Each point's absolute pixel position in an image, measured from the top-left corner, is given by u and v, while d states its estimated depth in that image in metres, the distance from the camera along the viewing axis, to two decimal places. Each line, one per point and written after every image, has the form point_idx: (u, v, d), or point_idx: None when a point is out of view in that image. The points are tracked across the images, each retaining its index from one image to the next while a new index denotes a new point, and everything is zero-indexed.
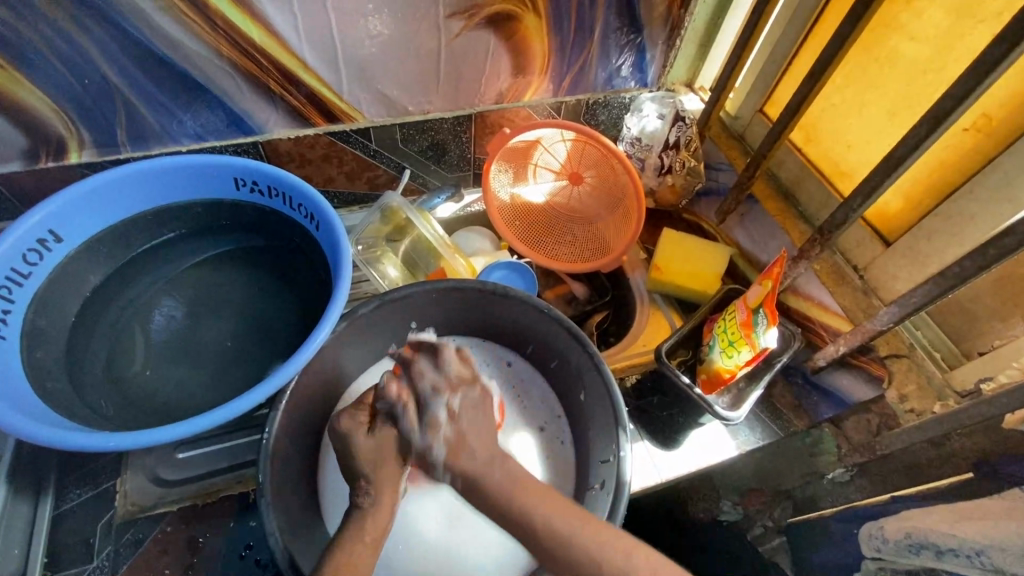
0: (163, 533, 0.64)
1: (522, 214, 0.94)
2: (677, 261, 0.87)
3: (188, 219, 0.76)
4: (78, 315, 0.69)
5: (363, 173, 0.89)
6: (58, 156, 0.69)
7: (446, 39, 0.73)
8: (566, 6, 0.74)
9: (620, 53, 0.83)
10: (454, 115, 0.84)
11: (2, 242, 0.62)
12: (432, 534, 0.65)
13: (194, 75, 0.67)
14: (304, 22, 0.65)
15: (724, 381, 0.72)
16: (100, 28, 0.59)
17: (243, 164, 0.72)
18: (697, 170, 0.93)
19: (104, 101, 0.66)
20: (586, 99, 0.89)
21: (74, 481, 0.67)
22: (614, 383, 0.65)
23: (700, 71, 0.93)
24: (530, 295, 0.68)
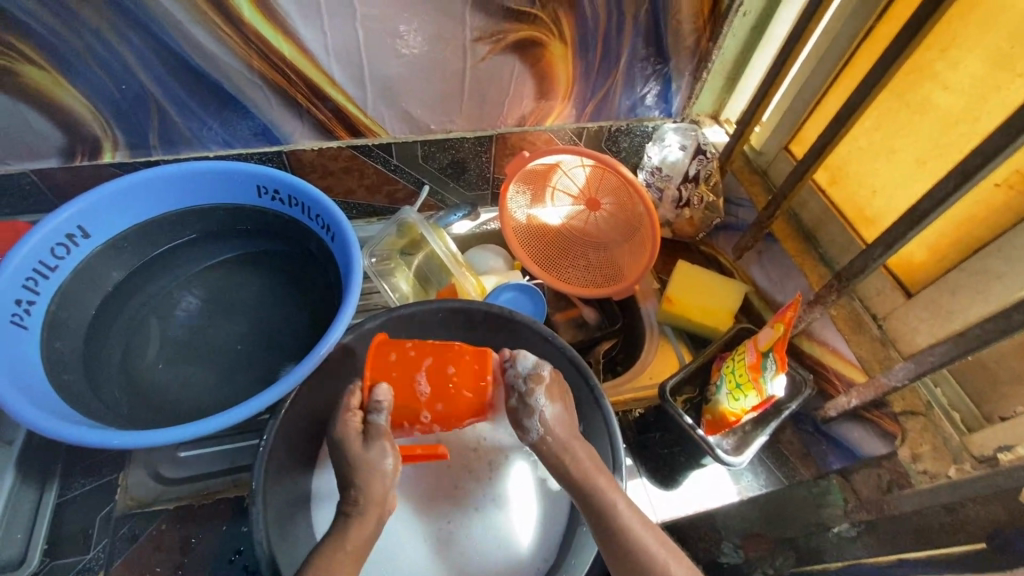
0: (158, 532, 0.64)
1: (538, 235, 0.95)
2: (690, 295, 0.85)
3: (212, 221, 0.78)
4: (99, 310, 0.71)
5: (382, 186, 0.90)
6: (93, 156, 0.72)
7: (472, 62, 0.74)
8: (594, 36, 0.75)
9: (645, 82, 0.83)
10: (475, 135, 0.85)
11: (34, 235, 0.65)
12: (413, 553, 0.64)
13: (227, 86, 0.69)
14: (334, 39, 0.66)
15: (728, 425, 0.69)
16: (141, 38, 0.62)
17: (266, 173, 0.74)
18: (716, 205, 0.91)
19: (139, 106, 0.68)
20: (608, 126, 0.89)
21: (78, 470, 0.68)
22: (614, 421, 0.63)
23: (726, 104, 0.92)
24: (537, 322, 0.68)
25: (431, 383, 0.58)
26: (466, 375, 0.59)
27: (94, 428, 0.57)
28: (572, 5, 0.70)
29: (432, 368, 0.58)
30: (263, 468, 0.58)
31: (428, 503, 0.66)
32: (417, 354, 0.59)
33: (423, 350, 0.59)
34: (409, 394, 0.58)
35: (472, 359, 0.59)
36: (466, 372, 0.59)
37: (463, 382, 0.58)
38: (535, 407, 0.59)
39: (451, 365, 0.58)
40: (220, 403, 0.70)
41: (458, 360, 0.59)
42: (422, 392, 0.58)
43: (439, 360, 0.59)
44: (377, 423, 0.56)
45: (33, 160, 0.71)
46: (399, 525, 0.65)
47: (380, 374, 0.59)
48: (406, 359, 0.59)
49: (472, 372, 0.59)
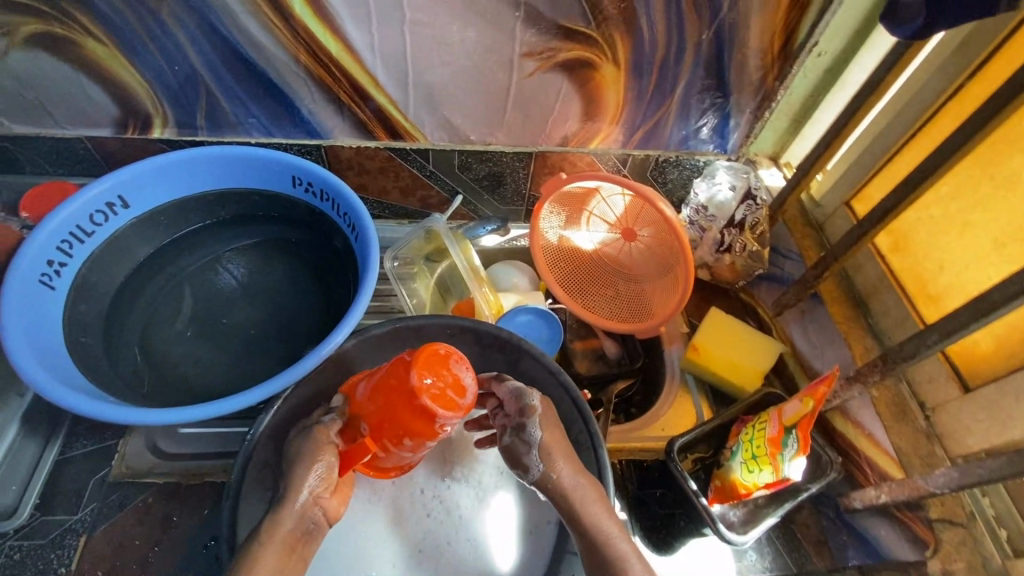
0: (145, 503, 0.65)
1: (568, 258, 0.92)
2: (720, 347, 0.78)
3: (245, 205, 0.79)
4: (126, 279, 0.74)
5: (416, 190, 0.89)
6: (144, 130, 0.74)
7: (519, 77, 0.72)
8: (650, 61, 0.71)
9: (701, 115, 0.79)
10: (515, 150, 0.83)
11: (74, 201, 0.68)
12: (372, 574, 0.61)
13: (274, 77, 0.70)
14: (381, 41, 0.66)
15: (737, 496, 0.64)
16: (196, 24, 0.63)
17: (302, 165, 0.75)
18: (760, 254, 0.85)
19: (190, 88, 0.70)
20: (656, 155, 0.85)
21: (83, 431, 0.69)
22: (608, 469, 0.60)
23: (789, 147, 0.86)
24: (545, 354, 0.65)
25: (371, 387, 0.56)
26: (395, 368, 0.53)
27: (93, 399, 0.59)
28: (629, 27, 0.67)
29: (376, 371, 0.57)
30: (243, 459, 0.57)
31: (398, 523, 0.63)
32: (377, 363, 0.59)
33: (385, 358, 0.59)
34: (357, 404, 0.57)
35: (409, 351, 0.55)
36: (395, 365, 0.54)
37: (391, 378, 0.53)
38: (533, 440, 0.58)
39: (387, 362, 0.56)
40: (224, 386, 0.70)
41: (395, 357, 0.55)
42: (363, 398, 0.56)
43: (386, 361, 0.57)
44: (324, 421, 0.56)
45: (89, 127, 0.74)
46: (368, 540, 0.62)
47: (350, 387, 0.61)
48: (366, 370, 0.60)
49: (399, 365, 0.53)
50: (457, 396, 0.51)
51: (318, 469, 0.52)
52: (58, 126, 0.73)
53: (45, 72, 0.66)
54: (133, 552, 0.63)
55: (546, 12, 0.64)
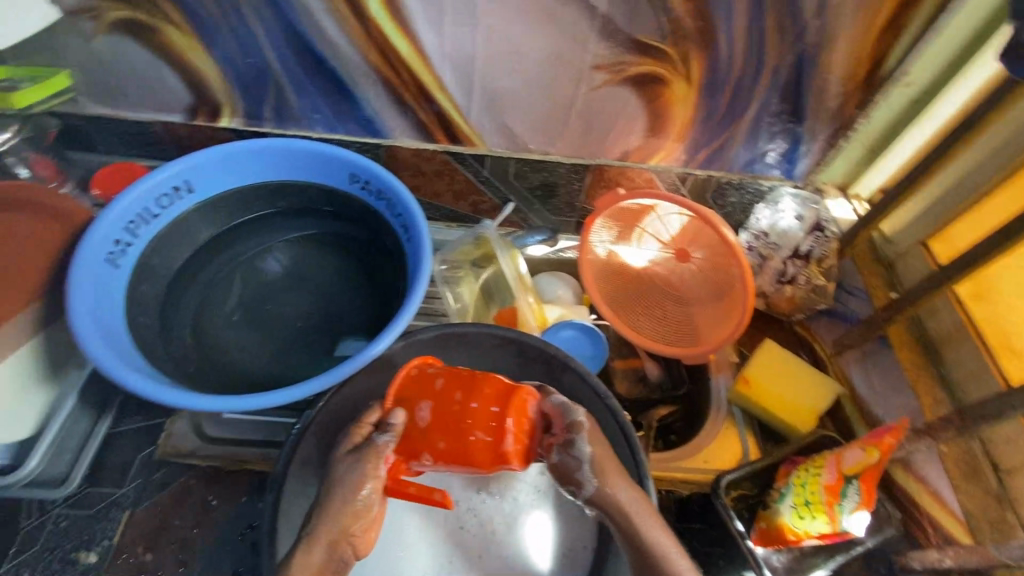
0: (187, 484, 0.67)
1: (615, 275, 0.90)
2: (773, 381, 0.74)
3: (301, 199, 0.80)
4: (184, 264, 0.76)
5: (469, 196, 0.89)
6: (212, 118, 0.76)
7: (586, 89, 0.71)
8: (723, 81, 0.69)
9: (770, 138, 0.76)
10: (573, 162, 0.82)
11: (145, 183, 0.69)
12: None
13: (343, 75, 0.70)
14: (453, 45, 0.66)
15: (784, 541, 0.60)
16: (274, 19, 0.64)
17: (363, 163, 0.75)
18: (823, 289, 0.81)
19: (261, 81, 0.71)
20: (718, 176, 0.83)
21: (133, 407, 0.71)
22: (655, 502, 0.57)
23: (861, 178, 0.82)
24: (593, 376, 0.63)
25: (439, 420, 0.55)
26: (473, 408, 0.53)
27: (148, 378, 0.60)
28: (706, 46, 0.65)
29: (442, 402, 0.55)
30: (288, 455, 0.58)
31: (433, 528, 0.63)
32: (440, 389, 0.56)
33: (450, 386, 0.56)
34: (415, 430, 0.56)
35: (493, 395, 0.54)
36: (472, 406, 0.54)
37: (468, 420, 0.53)
38: (582, 458, 0.55)
39: (456, 392, 0.55)
40: (270, 377, 0.71)
41: (474, 400, 0.54)
42: (427, 430, 0.55)
43: (457, 394, 0.55)
44: (378, 444, 0.56)
45: (160, 113, 0.75)
46: (403, 543, 0.62)
47: (397, 395, 0.59)
48: (418, 388, 0.58)
49: (480, 410, 0.53)
50: (533, 441, 0.55)
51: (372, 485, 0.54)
52: (131, 110, 0.75)
53: (126, 57, 0.68)
54: (173, 531, 0.64)
55: (622, 25, 0.63)
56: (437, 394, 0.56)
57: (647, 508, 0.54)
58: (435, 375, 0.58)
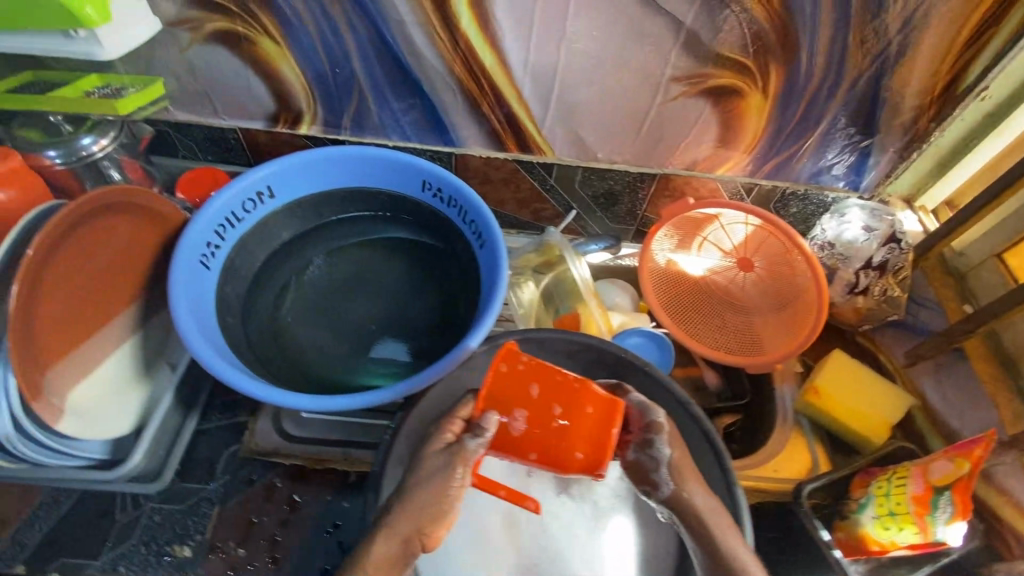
0: (272, 483, 0.68)
1: (673, 282, 0.88)
2: (843, 393, 0.74)
3: (373, 204, 0.82)
4: (262, 267, 0.78)
5: (532, 203, 0.90)
6: (293, 125, 0.78)
7: (662, 100, 0.72)
8: (800, 93, 0.70)
9: (840, 150, 0.77)
10: (640, 171, 0.83)
11: (232, 188, 0.72)
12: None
13: (425, 86, 0.72)
14: (536, 56, 0.68)
15: (869, 551, 0.63)
16: (366, 31, 0.66)
17: (435, 170, 0.77)
18: (897, 300, 0.79)
19: (344, 90, 0.73)
20: (783, 187, 0.84)
21: (217, 405, 0.73)
22: (745, 512, 0.57)
23: (927, 189, 0.82)
24: (673, 383, 0.64)
25: (535, 433, 0.57)
26: (576, 425, 0.57)
27: (230, 366, 0.62)
28: (787, 59, 0.66)
29: (541, 415, 0.57)
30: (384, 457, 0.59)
31: (517, 530, 0.64)
32: (537, 400, 0.57)
33: (548, 397, 0.57)
34: (508, 433, 0.58)
35: (595, 414, 0.57)
36: (576, 424, 0.57)
37: (571, 436, 0.57)
38: (661, 458, 0.57)
39: (557, 407, 0.57)
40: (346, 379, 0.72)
41: (576, 422, 0.57)
42: (521, 440, 0.57)
43: (557, 410, 0.57)
44: (469, 447, 0.56)
45: (243, 120, 0.78)
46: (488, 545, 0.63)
47: (486, 397, 0.58)
48: (512, 394, 0.58)
49: (585, 429, 0.57)
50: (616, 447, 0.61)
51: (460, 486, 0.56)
52: (216, 117, 0.77)
53: (218, 66, 0.70)
54: (260, 529, 0.65)
55: (706, 38, 0.64)
56: (534, 405, 0.57)
57: (727, 523, 0.54)
58: (528, 380, 0.58)
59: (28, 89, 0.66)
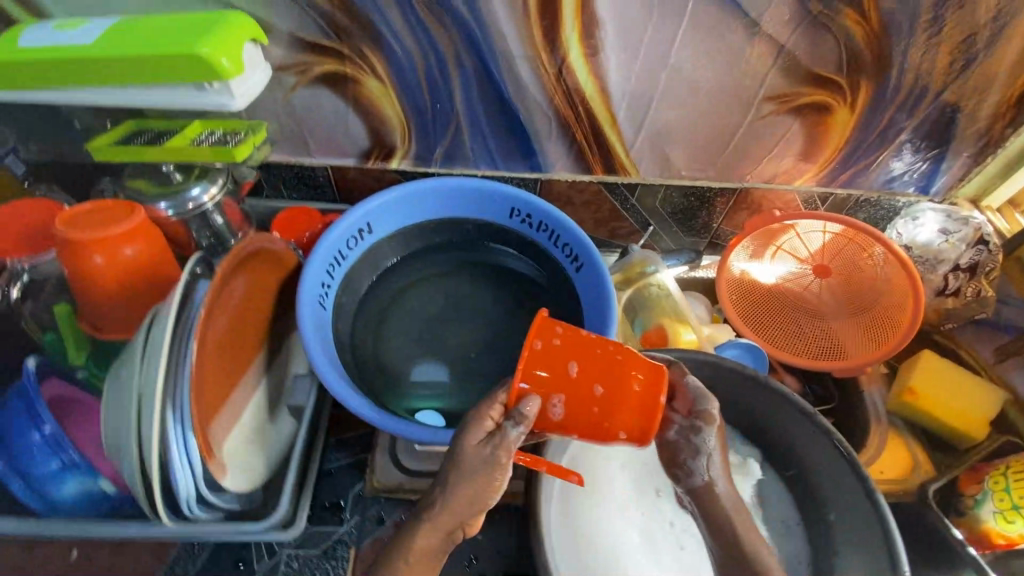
0: (399, 520, 0.68)
1: (748, 291, 0.90)
2: (938, 391, 0.78)
3: (461, 233, 0.83)
4: (362, 302, 0.79)
5: (610, 223, 0.91)
6: (384, 160, 0.78)
7: (752, 118, 0.74)
8: (885, 107, 0.73)
9: (917, 157, 0.80)
10: (720, 186, 0.85)
11: (338, 228, 0.73)
12: None
13: (522, 116, 0.73)
14: (636, 84, 0.69)
15: (993, 545, 0.68)
16: (473, 67, 0.67)
17: (526, 198, 0.78)
18: (986, 300, 0.81)
19: (441, 124, 0.74)
20: (857, 195, 0.86)
21: (333, 444, 0.73)
22: (890, 521, 0.59)
23: (993, 189, 0.84)
24: (797, 396, 0.66)
25: (575, 415, 0.51)
26: (619, 403, 0.50)
27: (370, 404, 0.64)
28: (879, 75, 0.69)
29: (581, 397, 0.50)
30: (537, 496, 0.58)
31: (654, 549, 0.65)
32: (576, 380, 0.50)
33: (588, 376, 0.51)
34: (542, 415, 0.51)
35: (643, 389, 0.50)
36: (618, 401, 0.50)
37: (614, 414, 0.50)
38: (705, 446, 0.54)
39: (598, 383, 0.50)
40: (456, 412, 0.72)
41: (621, 400, 0.50)
42: (560, 424, 0.51)
43: (598, 390, 0.50)
44: (511, 438, 0.47)
45: (335, 157, 0.78)
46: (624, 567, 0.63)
47: (521, 380, 0.50)
48: (548, 372, 0.50)
49: (628, 405, 0.50)
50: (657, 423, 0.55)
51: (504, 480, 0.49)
52: (309, 155, 0.78)
53: (319, 107, 0.71)
54: None
55: (804, 59, 0.67)
56: (573, 386, 0.50)
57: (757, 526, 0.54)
58: (566, 357, 0.51)
59: (136, 139, 0.65)
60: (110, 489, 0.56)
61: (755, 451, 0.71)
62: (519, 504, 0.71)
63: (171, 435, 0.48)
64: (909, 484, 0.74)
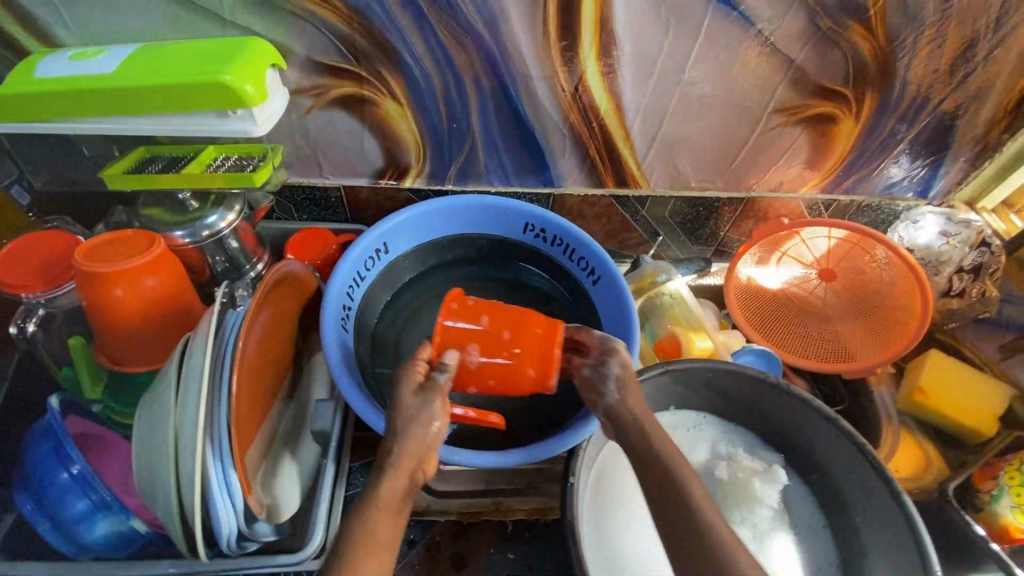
0: (433, 540, 0.69)
1: (756, 297, 0.91)
2: (946, 389, 0.81)
3: (475, 249, 0.83)
4: (379, 323, 0.78)
5: (619, 234, 0.92)
6: (398, 179, 0.78)
7: (761, 130, 0.76)
8: (888, 117, 0.75)
9: (917, 163, 0.82)
10: (728, 196, 0.86)
11: (355, 250, 0.73)
12: None
13: (537, 133, 0.73)
14: (650, 100, 0.70)
15: (1011, 539, 0.70)
16: (491, 86, 0.67)
17: (540, 213, 0.78)
18: (991, 299, 0.84)
19: (456, 143, 0.74)
20: (859, 201, 0.89)
21: (358, 468, 0.73)
22: (917, 519, 0.60)
23: (988, 191, 0.87)
24: (815, 400, 0.67)
25: (490, 362, 0.59)
26: (525, 345, 0.59)
27: None
28: (883, 86, 0.71)
29: (491, 344, 0.59)
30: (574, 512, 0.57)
31: None
32: (487, 330, 0.60)
33: (497, 326, 0.60)
34: (463, 367, 0.58)
35: (543, 333, 0.60)
36: (523, 343, 0.60)
37: (521, 354, 0.59)
38: (614, 376, 0.56)
39: (506, 331, 0.60)
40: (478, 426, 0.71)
41: (525, 342, 0.60)
42: (479, 370, 0.59)
43: (507, 336, 0.60)
44: (439, 382, 0.52)
45: (348, 178, 0.77)
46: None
47: (441, 336, 0.58)
48: (463, 327, 0.60)
49: (531, 345, 0.60)
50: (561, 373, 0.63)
51: (440, 421, 0.50)
52: (321, 177, 0.77)
53: (334, 129, 0.71)
54: None
55: (812, 73, 0.69)
56: (485, 335, 0.60)
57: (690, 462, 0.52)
58: (478, 313, 0.61)
59: (148, 167, 0.63)
60: (141, 527, 0.56)
61: (777, 457, 0.72)
62: (547, 521, 0.72)
63: (212, 474, 0.47)
64: (924, 483, 0.77)
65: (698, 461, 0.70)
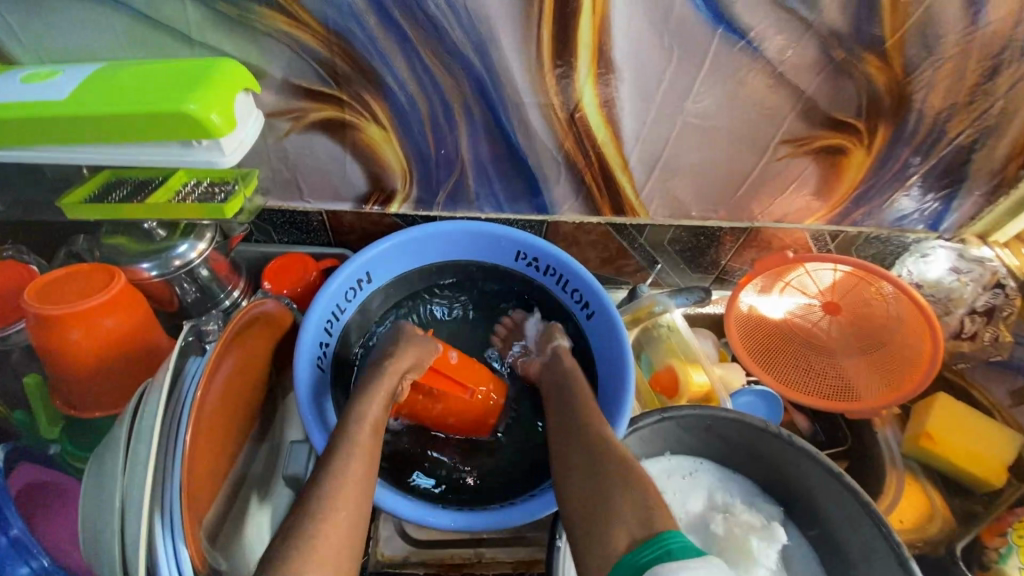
0: None
1: (757, 329, 0.87)
2: (953, 434, 0.77)
3: (463, 277, 0.79)
4: (360, 355, 0.74)
5: (617, 261, 0.87)
6: (383, 204, 0.73)
7: (767, 160, 0.72)
8: (901, 149, 0.71)
9: (930, 197, 0.78)
10: (731, 225, 0.82)
11: (336, 281, 0.68)
12: None
13: (530, 161, 0.69)
14: (650, 130, 0.66)
15: None
16: (480, 112, 0.63)
17: (533, 242, 0.74)
18: (1001, 341, 0.81)
19: (444, 169, 0.69)
20: (867, 232, 0.84)
21: None
22: None
23: (1002, 225, 0.81)
24: (820, 453, 0.63)
25: (464, 363, 0.73)
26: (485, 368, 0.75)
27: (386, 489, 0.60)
28: (897, 118, 0.67)
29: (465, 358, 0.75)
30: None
31: None
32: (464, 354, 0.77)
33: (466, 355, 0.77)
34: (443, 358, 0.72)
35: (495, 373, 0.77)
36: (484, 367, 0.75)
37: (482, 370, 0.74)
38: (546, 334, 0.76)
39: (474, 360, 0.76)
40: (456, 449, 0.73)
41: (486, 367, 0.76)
42: (456, 363, 0.73)
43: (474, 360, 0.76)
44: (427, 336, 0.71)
45: (331, 203, 0.73)
46: None
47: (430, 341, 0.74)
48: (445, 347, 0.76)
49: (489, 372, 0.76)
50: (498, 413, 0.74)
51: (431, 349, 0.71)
52: (302, 200, 0.73)
53: (313, 153, 0.66)
54: None
55: (823, 105, 0.65)
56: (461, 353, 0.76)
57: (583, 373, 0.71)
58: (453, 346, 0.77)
59: (112, 195, 0.59)
60: None
61: (776, 509, 0.68)
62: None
63: (160, 545, 0.43)
64: (927, 535, 0.74)
65: (692, 513, 0.67)
